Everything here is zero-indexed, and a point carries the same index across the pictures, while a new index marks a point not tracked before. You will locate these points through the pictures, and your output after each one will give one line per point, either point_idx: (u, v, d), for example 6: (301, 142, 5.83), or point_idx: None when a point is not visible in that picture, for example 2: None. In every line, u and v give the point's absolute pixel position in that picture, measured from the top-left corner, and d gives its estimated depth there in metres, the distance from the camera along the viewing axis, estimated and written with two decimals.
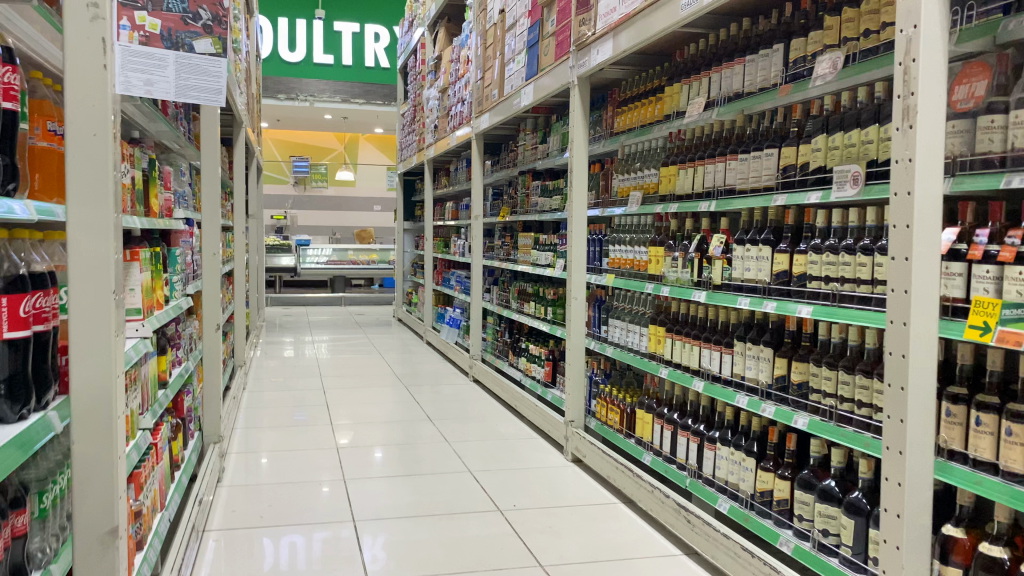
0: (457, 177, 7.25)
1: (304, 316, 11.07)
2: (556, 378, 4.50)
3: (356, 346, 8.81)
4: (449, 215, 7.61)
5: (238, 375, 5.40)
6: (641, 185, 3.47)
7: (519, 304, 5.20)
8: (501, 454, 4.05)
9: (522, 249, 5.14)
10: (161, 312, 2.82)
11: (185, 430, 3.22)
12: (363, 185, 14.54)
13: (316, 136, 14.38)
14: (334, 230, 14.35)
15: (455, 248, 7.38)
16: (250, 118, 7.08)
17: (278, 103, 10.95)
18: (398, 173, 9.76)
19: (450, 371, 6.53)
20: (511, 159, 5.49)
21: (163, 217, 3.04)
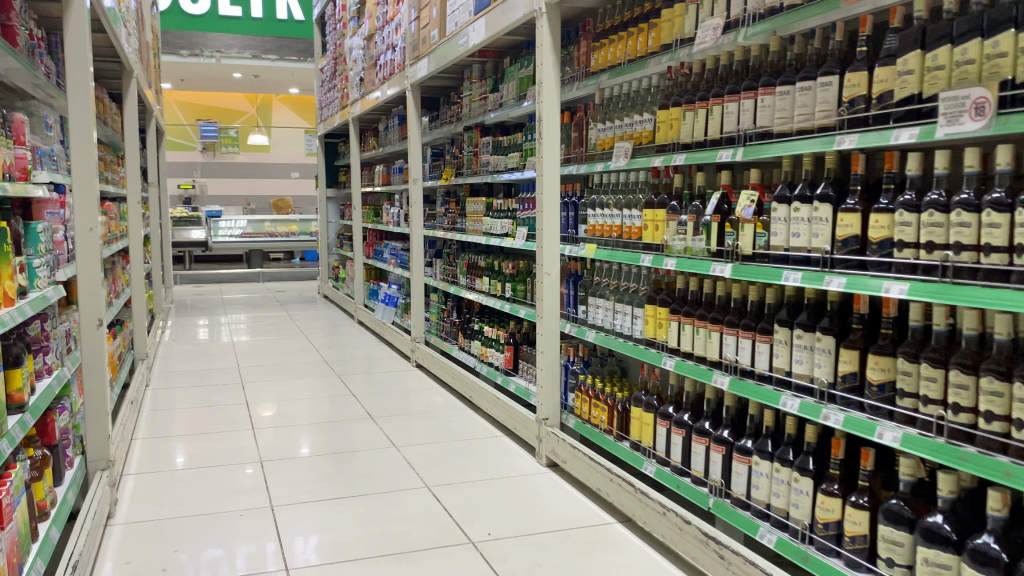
0: (387, 138, 6.51)
1: (218, 295, 10.14)
2: (518, 366, 3.88)
3: (278, 326, 8.02)
4: (379, 180, 6.87)
5: (138, 370, 4.61)
6: (630, 134, 2.83)
7: (469, 280, 4.54)
8: (460, 462, 3.40)
9: (471, 216, 4.49)
10: (9, 311, 2.05)
11: (58, 461, 2.45)
12: (278, 151, 13.55)
13: (224, 98, 13.25)
14: (248, 200, 13.34)
15: (387, 217, 6.65)
16: (144, 72, 6.15)
17: (181, 59, 10.08)
18: (319, 135, 8.91)
19: (386, 354, 5.85)
20: (455, 113, 4.81)
21: (14, 181, 2.25)
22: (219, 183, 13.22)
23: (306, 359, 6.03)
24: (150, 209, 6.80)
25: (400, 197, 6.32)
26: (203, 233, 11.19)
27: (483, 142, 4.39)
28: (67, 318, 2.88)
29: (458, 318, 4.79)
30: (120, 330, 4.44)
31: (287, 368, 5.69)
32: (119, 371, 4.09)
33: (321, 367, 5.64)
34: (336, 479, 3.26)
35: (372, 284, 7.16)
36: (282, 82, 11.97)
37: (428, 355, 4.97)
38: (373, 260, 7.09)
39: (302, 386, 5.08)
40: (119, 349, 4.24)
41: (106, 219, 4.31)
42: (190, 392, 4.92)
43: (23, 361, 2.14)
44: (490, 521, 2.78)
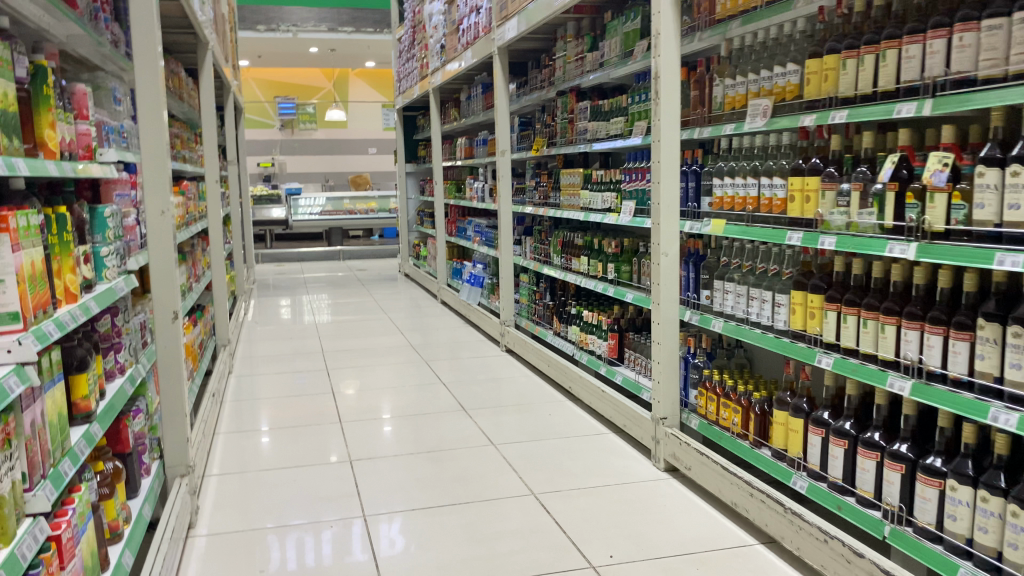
0: (470, 108, 6.18)
1: (299, 273, 10.07)
2: (624, 355, 3.51)
3: (359, 305, 7.84)
4: (461, 154, 6.56)
5: (221, 357, 4.43)
6: (769, 90, 2.41)
7: (564, 260, 4.17)
8: (565, 463, 3.06)
9: (566, 190, 4.11)
10: (72, 309, 1.79)
11: (134, 472, 2.21)
12: (356, 126, 13.40)
13: (301, 73, 13.05)
14: (327, 177, 13.26)
15: (471, 193, 6.32)
16: (221, 46, 5.98)
17: (258, 35, 9.95)
18: (397, 108, 8.63)
19: (473, 336, 5.56)
20: (547, 77, 4.42)
21: (75, 162, 1.98)
22: (298, 160, 13.17)
23: (390, 340, 5.80)
24: (230, 188, 6.64)
25: (484, 171, 5.99)
26: (283, 211, 11.13)
27: (580, 108, 3.99)
28: (142, 309, 2.65)
29: (552, 300, 4.44)
30: (201, 315, 4.25)
31: (370, 350, 5.47)
32: (200, 360, 3.89)
33: (405, 349, 5.39)
34: (430, 479, 2.97)
35: (455, 262, 6.87)
36: (358, 55, 11.74)
37: (519, 340, 4.64)
38: (457, 237, 6.79)
39: (387, 370, 4.83)
40: (200, 338, 4.05)
41: (184, 199, 4.10)
42: (273, 377, 4.72)
43: (88, 364, 1.88)
44: (608, 535, 2.45)
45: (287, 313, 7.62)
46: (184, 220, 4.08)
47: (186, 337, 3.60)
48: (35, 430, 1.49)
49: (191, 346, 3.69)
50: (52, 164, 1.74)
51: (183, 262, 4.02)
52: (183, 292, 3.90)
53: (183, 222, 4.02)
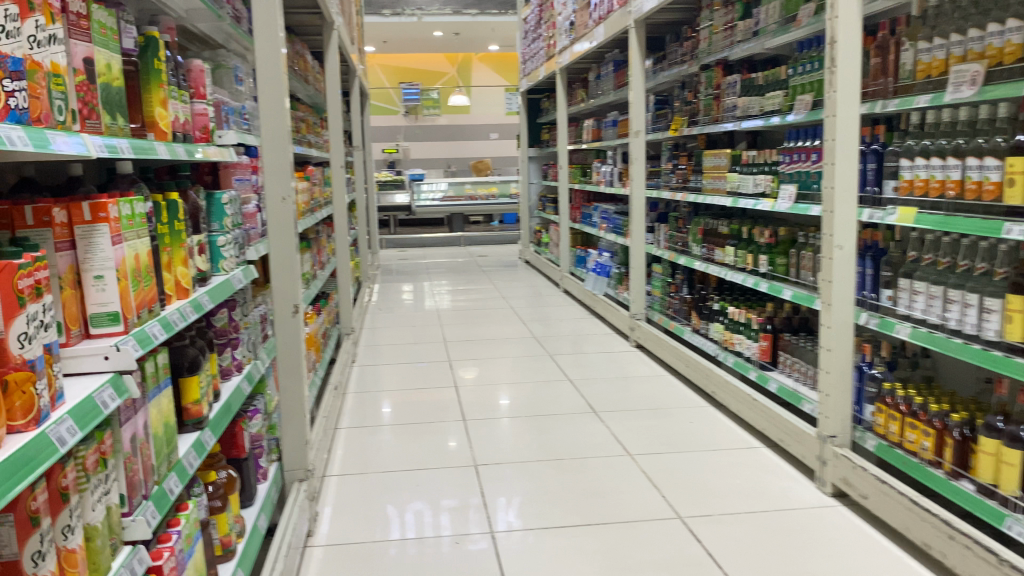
0: (600, 87, 5.89)
1: (421, 259, 10.04)
2: (777, 358, 3.13)
3: (480, 291, 7.69)
4: (588, 136, 6.27)
5: (343, 346, 4.33)
6: (980, 51, 2.01)
7: (705, 251, 3.83)
8: (712, 479, 2.73)
9: (710, 173, 3.76)
10: (182, 305, 1.63)
11: (249, 477, 2.05)
12: (478, 111, 13.30)
13: (425, 59, 13.09)
14: (449, 162, 13.23)
15: (598, 177, 6.02)
16: (347, 29, 5.91)
17: (384, 20, 9.96)
18: (521, 90, 8.40)
19: (598, 328, 5.28)
20: (689, 51, 4.06)
21: (190, 143, 1.82)
22: (421, 145, 13.19)
23: (512, 329, 5.59)
24: (355, 173, 6.58)
25: (613, 154, 5.68)
26: (406, 197, 11.15)
27: (731, 82, 3.62)
28: (262, 300, 2.51)
29: (690, 294, 4.10)
30: (324, 303, 4.16)
31: (492, 340, 5.28)
32: (323, 349, 3.78)
33: (528, 339, 5.16)
34: (564, 486, 2.71)
35: (579, 250, 6.59)
36: (482, 38, 11.59)
37: (651, 335, 4.33)
38: (581, 224, 6.50)
39: (510, 362, 4.62)
40: (324, 328, 3.94)
41: (309, 184, 4.00)
42: (395, 366, 4.59)
43: (200, 366, 1.72)
44: (776, 573, 2.10)
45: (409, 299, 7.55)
46: (309, 206, 3.98)
47: (309, 327, 3.48)
48: (136, 447, 1.32)
49: (315, 336, 3.58)
50: (163, 145, 1.56)
51: (307, 249, 3.92)
52: (308, 280, 3.79)
53: (308, 209, 3.91)
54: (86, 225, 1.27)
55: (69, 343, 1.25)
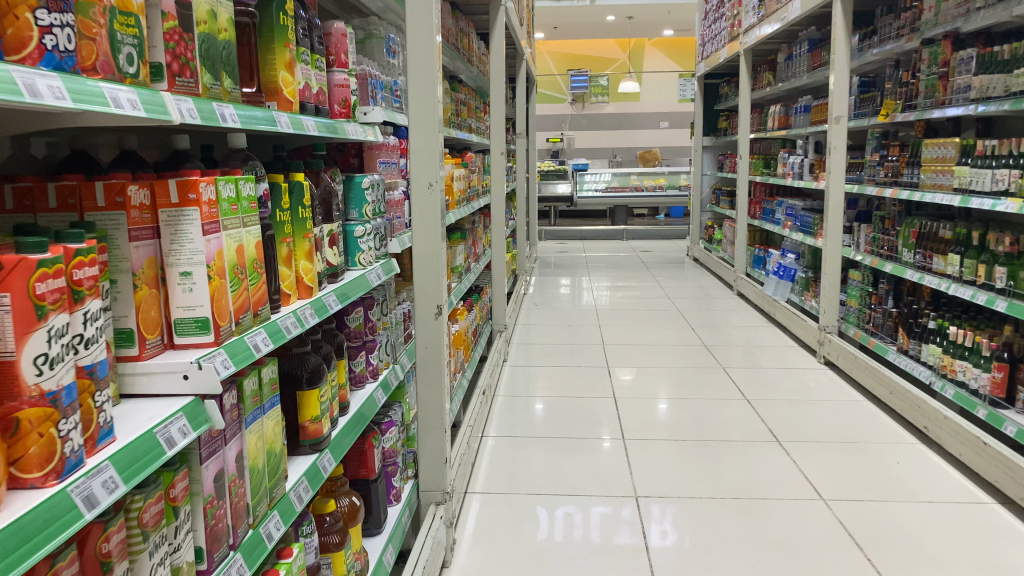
0: (793, 69, 5.34)
1: (581, 252, 9.72)
2: (1016, 394, 2.59)
3: (643, 288, 7.27)
4: (775, 124, 5.72)
5: (496, 344, 4.08)
6: None
7: (920, 258, 3.29)
8: (931, 539, 2.22)
9: (931, 166, 3.21)
10: (300, 305, 1.38)
11: (378, 502, 1.79)
12: (648, 100, 12.80)
13: (596, 46, 12.75)
14: (615, 152, 12.84)
15: (783, 169, 5.46)
16: (517, 10, 5.67)
17: (555, 5, 9.69)
18: (697, 76, 7.90)
19: (775, 337, 4.75)
20: (909, 23, 3.52)
21: (322, 115, 1.57)
22: (587, 135, 12.87)
23: (677, 331, 5.16)
24: (518, 162, 6.35)
25: (802, 144, 5.12)
26: (569, 187, 10.86)
27: (965, 56, 3.06)
28: (406, 298, 2.25)
29: (896, 307, 3.53)
30: (478, 297, 3.92)
31: (655, 343, 4.88)
32: (474, 347, 3.53)
33: (695, 345, 4.72)
34: (740, 531, 2.29)
35: (757, 249, 6.04)
36: (656, 22, 11.10)
37: (846, 352, 3.78)
38: (761, 221, 5.95)
39: (676, 369, 4.20)
40: (476, 325, 3.69)
41: (467, 171, 3.76)
42: (550, 367, 4.29)
43: (322, 377, 1.47)
44: None
45: (567, 293, 7.25)
46: (467, 194, 3.74)
47: (459, 324, 3.23)
48: (223, 487, 1.06)
49: (465, 334, 3.33)
50: (285, 116, 1.31)
51: (462, 240, 3.68)
52: (461, 273, 3.55)
53: (466, 197, 3.68)
54: (172, 208, 1.02)
55: (143, 356, 1.00)
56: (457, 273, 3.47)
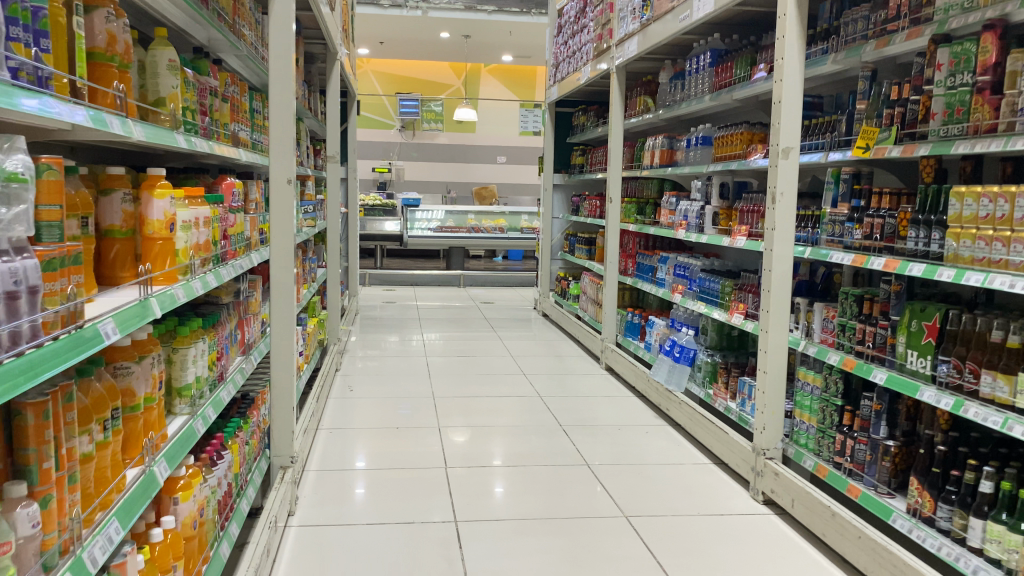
0: (684, 88, 4.18)
1: (411, 302, 8.26)
2: None
3: (484, 346, 5.88)
4: (654, 158, 4.54)
5: (276, 490, 2.51)
6: None
7: (947, 372, 2.09)
8: None
9: (970, 228, 2.03)
10: None
11: None
12: (485, 130, 11.64)
13: (427, 68, 11.44)
14: (448, 186, 11.57)
15: (669, 216, 4.25)
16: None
17: (381, 13, 8.28)
18: (548, 102, 6.66)
19: (672, 443, 3.47)
20: (907, 11, 2.36)
21: None
22: (417, 167, 11.49)
23: (537, 423, 3.77)
24: (329, 195, 4.82)
25: (698, 185, 3.94)
26: (397, 225, 9.41)
27: None
28: None
29: (892, 438, 2.34)
30: (240, 421, 2.35)
31: (512, 446, 3.47)
32: (223, 530, 1.96)
33: (568, 454, 3.36)
34: None
35: (630, 313, 4.78)
36: (495, 43, 9.88)
37: (806, 495, 2.54)
38: (636, 278, 4.70)
39: (552, 513, 2.81)
40: (232, 481, 2.13)
41: (222, 210, 2.21)
42: (356, 509, 2.76)
43: None
44: None
45: (393, 354, 5.75)
46: (221, 250, 2.18)
47: (176, 517, 1.67)
48: None
49: (195, 524, 1.76)
50: None
51: (207, 331, 2.11)
52: (200, 397, 1.98)
53: (216, 257, 2.12)
54: None
55: None
56: (189, 404, 1.89)
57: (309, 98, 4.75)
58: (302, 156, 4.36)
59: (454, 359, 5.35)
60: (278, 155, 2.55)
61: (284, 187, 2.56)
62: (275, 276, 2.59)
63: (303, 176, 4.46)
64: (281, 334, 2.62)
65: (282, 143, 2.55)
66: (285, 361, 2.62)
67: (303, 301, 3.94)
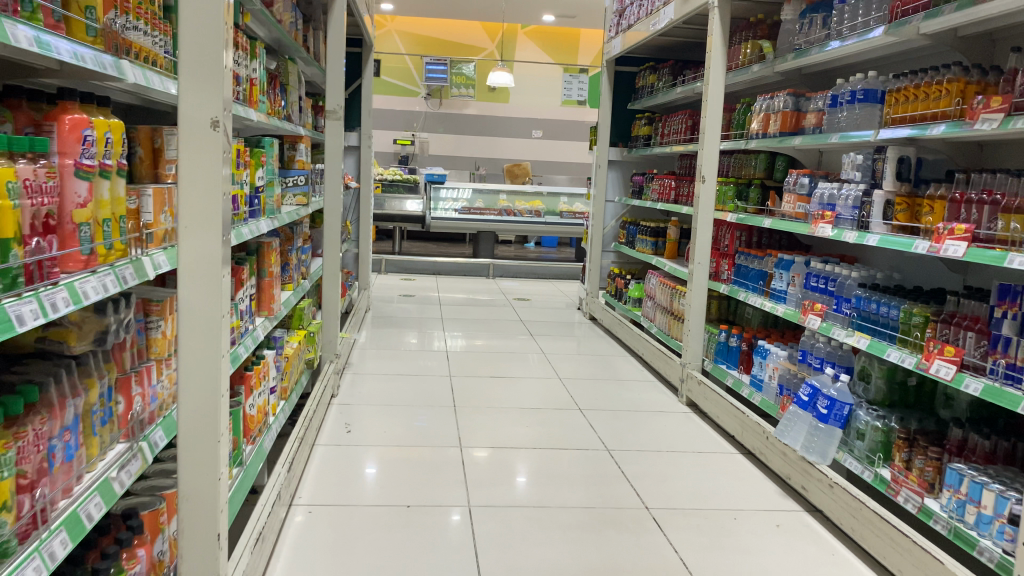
0: (828, 24, 2.96)
1: (432, 293, 7.16)
2: None
3: (521, 353, 4.71)
4: (772, 123, 3.32)
5: None
6: None
7: None
8: None
9: None
10: None
11: None
12: (519, 101, 10.46)
13: (457, 29, 10.18)
14: (478, 162, 10.45)
15: (798, 205, 3.05)
16: None
17: None
18: (606, 59, 5.45)
19: (826, 554, 2.27)
20: None
21: None
22: (443, 140, 10.35)
23: (611, 497, 2.60)
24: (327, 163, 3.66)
25: (851, 161, 2.73)
26: (418, 205, 8.29)
27: None
28: None
29: None
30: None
31: (582, 543, 2.29)
32: None
33: (669, 565, 2.18)
34: None
35: (723, 332, 3.60)
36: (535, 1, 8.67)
37: None
38: (733, 286, 3.52)
39: None
40: None
41: (35, 173, 1.04)
42: None
43: None
44: None
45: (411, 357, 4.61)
46: (29, 262, 1.00)
47: None
48: None
49: None
50: None
51: None
52: None
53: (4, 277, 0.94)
54: None
55: None
56: None
57: (306, 34, 3.61)
58: (292, 110, 3.22)
59: (487, 372, 4.19)
60: (191, 75, 1.37)
61: (204, 133, 1.38)
62: (182, 299, 1.42)
63: (293, 139, 3.34)
64: (196, 406, 1.45)
65: (196, 51, 1.37)
66: (206, 457, 1.46)
67: (282, 312, 2.82)
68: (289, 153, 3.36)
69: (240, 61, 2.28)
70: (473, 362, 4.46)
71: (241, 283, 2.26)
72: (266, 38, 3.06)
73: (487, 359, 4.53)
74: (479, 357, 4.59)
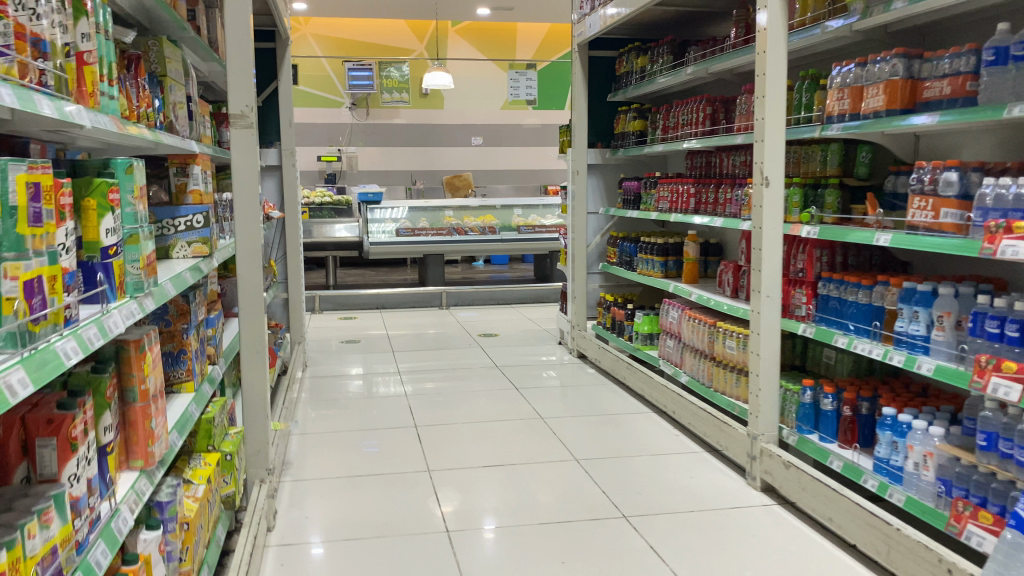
0: None
1: (377, 333, 6.07)
2: None
3: (510, 416, 3.67)
4: (873, 98, 2.36)
5: None
6: None
7: None
8: None
9: None
10: None
11: None
12: (455, 105, 9.41)
13: (381, 29, 9.04)
14: (413, 175, 9.37)
15: (938, 215, 2.09)
16: None
17: None
18: (579, 43, 4.45)
19: None
20: None
21: None
22: (373, 152, 9.24)
23: None
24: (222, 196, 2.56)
25: None
26: (352, 230, 7.16)
27: None
28: None
29: None
30: None
31: None
32: None
33: None
34: None
35: (809, 391, 2.63)
36: None
37: None
38: (820, 327, 2.56)
39: None
40: None
41: None
42: None
43: None
44: None
45: (370, 430, 3.53)
46: None
47: None
48: None
49: None
50: None
51: None
52: None
53: None
54: None
55: None
56: None
57: (196, 9, 2.51)
58: (182, 120, 2.18)
59: (473, 457, 3.13)
60: None
61: None
62: None
63: (185, 160, 2.30)
64: None
65: None
66: None
67: (176, 442, 1.74)
68: (177, 180, 2.31)
69: (45, 7, 1.18)
70: (452, 437, 3.40)
71: (72, 446, 1.16)
72: (125, 4, 1.96)
73: (469, 431, 3.48)
74: (458, 427, 3.54)
